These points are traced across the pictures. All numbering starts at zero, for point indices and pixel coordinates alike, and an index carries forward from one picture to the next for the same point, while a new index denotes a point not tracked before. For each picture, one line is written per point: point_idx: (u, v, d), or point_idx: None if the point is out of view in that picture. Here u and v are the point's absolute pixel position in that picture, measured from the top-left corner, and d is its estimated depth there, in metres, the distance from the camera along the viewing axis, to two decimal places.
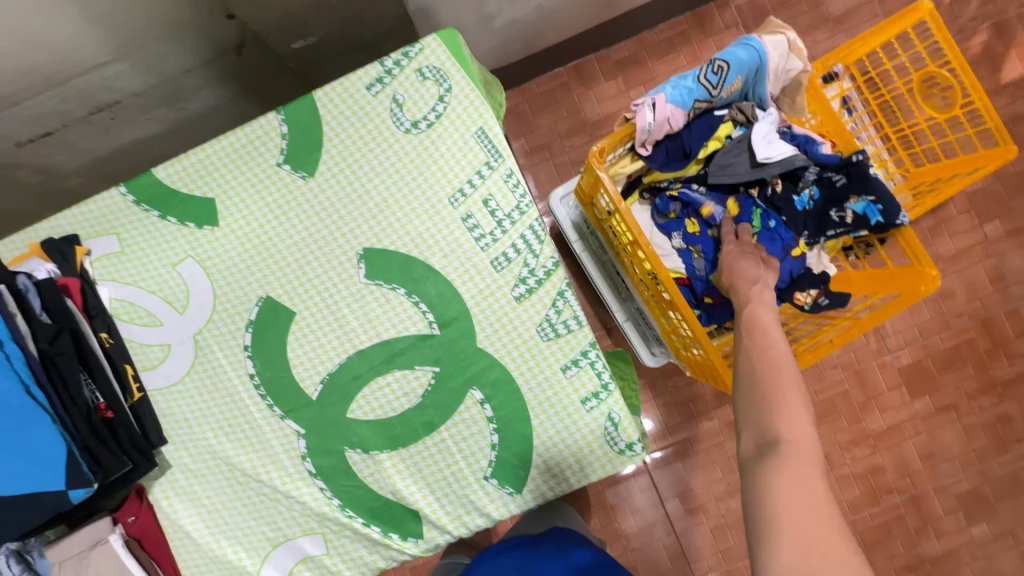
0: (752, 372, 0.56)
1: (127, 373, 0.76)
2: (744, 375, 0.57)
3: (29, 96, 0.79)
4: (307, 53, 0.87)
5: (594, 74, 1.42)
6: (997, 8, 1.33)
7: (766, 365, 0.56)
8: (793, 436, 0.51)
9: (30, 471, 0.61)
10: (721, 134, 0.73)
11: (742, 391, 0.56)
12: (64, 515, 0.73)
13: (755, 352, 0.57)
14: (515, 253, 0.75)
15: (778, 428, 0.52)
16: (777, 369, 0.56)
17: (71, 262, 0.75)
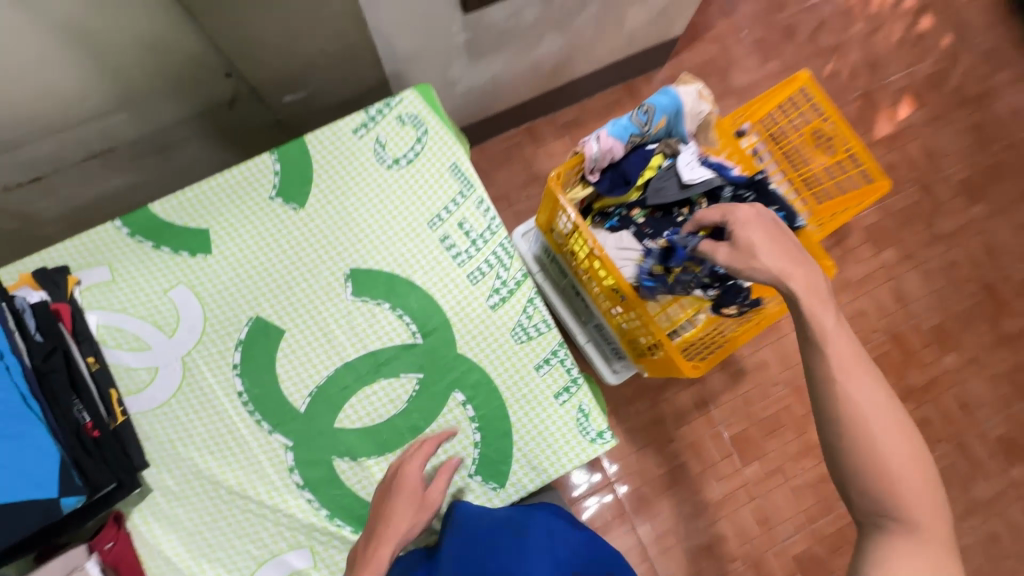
0: (881, 446, 0.58)
1: (111, 398, 0.77)
2: (872, 448, 0.58)
3: (29, 142, 0.84)
4: (296, 107, 0.98)
5: (543, 135, 1.62)
6: (863, 80, 1.64)
7: (897, 453, 0.58)
8: (922, 521, 0.57)
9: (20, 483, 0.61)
10: (655, 164, 0.88)
11: (874, 477, 0.58)
12: (35, 544, 0.71)
13: (873, 417, 0.59)
14: (488, 267, 0.85)
15: (897, 504, 0.57)
16: (894, 442, 0.58)
17: (61, 288, 0.78)
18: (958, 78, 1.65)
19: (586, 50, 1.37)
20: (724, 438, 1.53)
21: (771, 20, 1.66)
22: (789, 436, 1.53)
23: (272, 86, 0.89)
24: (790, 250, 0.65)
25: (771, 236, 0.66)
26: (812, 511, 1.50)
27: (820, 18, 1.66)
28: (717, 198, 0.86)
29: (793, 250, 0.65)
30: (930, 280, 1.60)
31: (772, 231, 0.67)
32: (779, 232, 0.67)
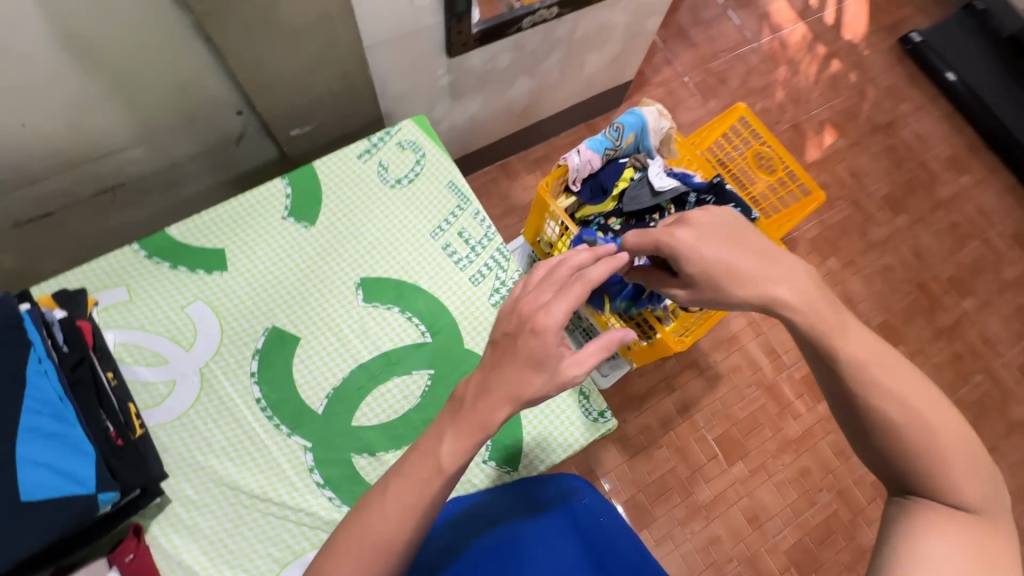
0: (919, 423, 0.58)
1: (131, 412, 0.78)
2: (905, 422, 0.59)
3: (48, 177, 0.89)
4: (300, 141, 1.07)
5: (517, 170, 1.76)
6: (791, 113, 1.89)
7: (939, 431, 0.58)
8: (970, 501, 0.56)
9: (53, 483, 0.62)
10: (627, 175, 1.00)
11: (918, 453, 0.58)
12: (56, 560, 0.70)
13: (911, 394, 0.59)
14: (488, 270, 0.93)
15: (944, 485, 0.57)
16: (940, 421, 0.59)
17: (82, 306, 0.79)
18: (869, 109, 1.92)
19: (552, 92, 1.53)
20: (708, 440, 1.60)
21: (707, 66, 1.90)
22: (767, 434, 1.62)
23: (280, 120, 0.98)
24: (749, 255, 0.68)
25: (721, 248, 0.69)
26: (797, 505, 1.58)
27: (748, 63, 1.91)
28: (684, 203, 0.97)
29: (747, 260, 0.68)
30: (869, 283, 1.75)
31: (717, 243, 0.70)
32: (727, 237, 0.70)
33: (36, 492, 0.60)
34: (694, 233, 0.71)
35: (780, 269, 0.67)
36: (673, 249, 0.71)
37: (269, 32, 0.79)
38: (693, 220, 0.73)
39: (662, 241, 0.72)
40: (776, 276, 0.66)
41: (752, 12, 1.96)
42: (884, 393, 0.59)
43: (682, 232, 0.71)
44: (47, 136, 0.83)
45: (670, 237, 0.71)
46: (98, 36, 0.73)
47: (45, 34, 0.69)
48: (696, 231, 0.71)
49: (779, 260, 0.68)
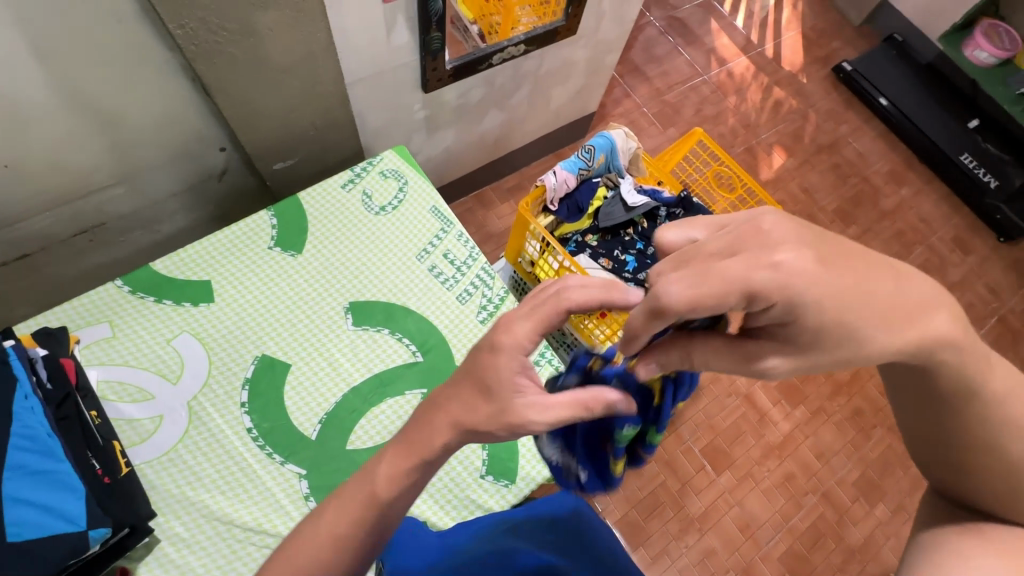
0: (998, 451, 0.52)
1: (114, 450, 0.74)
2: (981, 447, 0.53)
3: (28, 218, 0.89)
4: (283, 175, 1.09)
5: (491, 200, 1.82)
6: (743, 138, 2.02)
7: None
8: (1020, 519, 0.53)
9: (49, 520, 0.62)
10: (600, 195, 1.07)
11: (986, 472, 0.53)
12: None
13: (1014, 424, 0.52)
14: (474, 288, 0.96)
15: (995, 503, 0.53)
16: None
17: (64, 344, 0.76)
18: (812, 131, 2.08)
19: (521, 125, 1.61)
20: (694, 452, 1.63)
21: (663, 98, 2.03)
22: (751, 441, 1.66)
23: (264, 155, 1.01)
24: (869, 279, 0.41)
25: (839, 261, 0.40)
26: (786, 510, 1.60)
27: (700, 94, 2.06)
28: (656, 216, 1.06)
29: (876, 285, 0.42)
30: None
31: (837, 255, 0.40)
32: (836, 252, 0.41)
33: (22, 534, 0.60)
34: (813, 258, 0.39)
35: (907, 280, 0.44)
36: (787, 306, 0.39)
37: (255, 69, 0.83)
38: (749, 245, 0.39)
39: (758, 287, 0.38)
40: (907, 295, 0.44)
41: (700, 48, 2.12)
42: (985, 414, 0.51)
43: (789, 255, 0.39)
44: (31, 176, 0.83)
45: (779, 273, 0.38)
46: (88, 78, 0.76)
47: (36, 75, 0.71)
48: (813, 252, 0.39)
49: (903, 269, 0.44)
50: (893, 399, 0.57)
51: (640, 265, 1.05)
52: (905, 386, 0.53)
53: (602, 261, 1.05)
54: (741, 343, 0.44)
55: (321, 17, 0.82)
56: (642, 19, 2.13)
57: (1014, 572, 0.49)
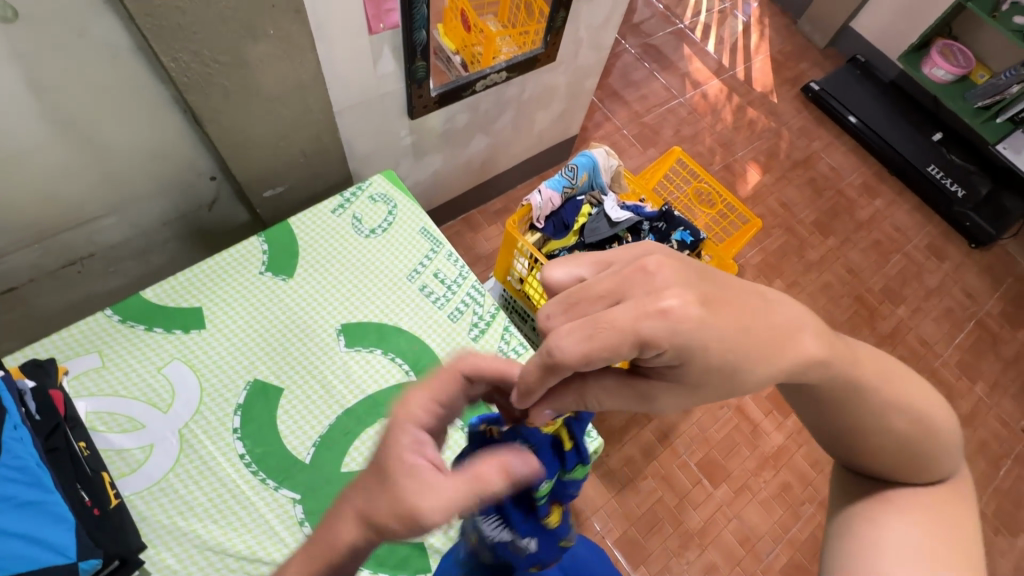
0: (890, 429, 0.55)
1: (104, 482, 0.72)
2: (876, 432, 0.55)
3: (17, 250, 0.89)
4: (273, 202, 1.11)
5: (479, 223, 1.85)
6: (721, 156, 2.09)
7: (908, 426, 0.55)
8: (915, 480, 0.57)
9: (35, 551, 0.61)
10: (584, 213, 1.10)
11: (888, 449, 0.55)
12: None
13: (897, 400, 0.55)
14: (465, 306, 0.98)
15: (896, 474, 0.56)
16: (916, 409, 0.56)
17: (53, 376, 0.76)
18: (786, 148, 2.16)
19: (506, 149, 1.65)
20: (690, 466, 1.63)
21: (642, 120, 2.10)
22: (745, 453, 1.67)
23: (254, 183, 1.02)
24: (749, 313, 0.42)
25: (721, 294, 0.41)
26: (784, 521, 1.60)
27: (677, 115, 2.13)
28: (640, 231, 1.09)
29: (765, 323, 0.42)
30: (815, 299, 1.90)
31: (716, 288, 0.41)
32: (711, 283, 0.41)
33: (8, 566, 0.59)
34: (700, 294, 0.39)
35: (776, 304, 0.45)
36: (676, 352, 0.39)
37: (245, 99, 0.85)
38: (635, 288, 0.39)
39: (648, 336, 0.37)
40: (793, 314, 0.45)
41: (674, 72, 2.21)
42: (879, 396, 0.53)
43: (675, 301, 0.38)
44: (23, 208, 0.84)
45: (667, 321, 0.38)
46: (81, 112, 0.77)
47: (30, 110, 0.73)
48: (696, 294, 0.39)
49: (769, 292, 0.45)
50: (794, 406, 0.56)
51: None
52: (803, 394, 0.52)
53: None
54: (636, 385, 0.42)
55: (309, 48, 0.85)
56: (619, 47, 2.22)
57: (922, 534, 0.52)
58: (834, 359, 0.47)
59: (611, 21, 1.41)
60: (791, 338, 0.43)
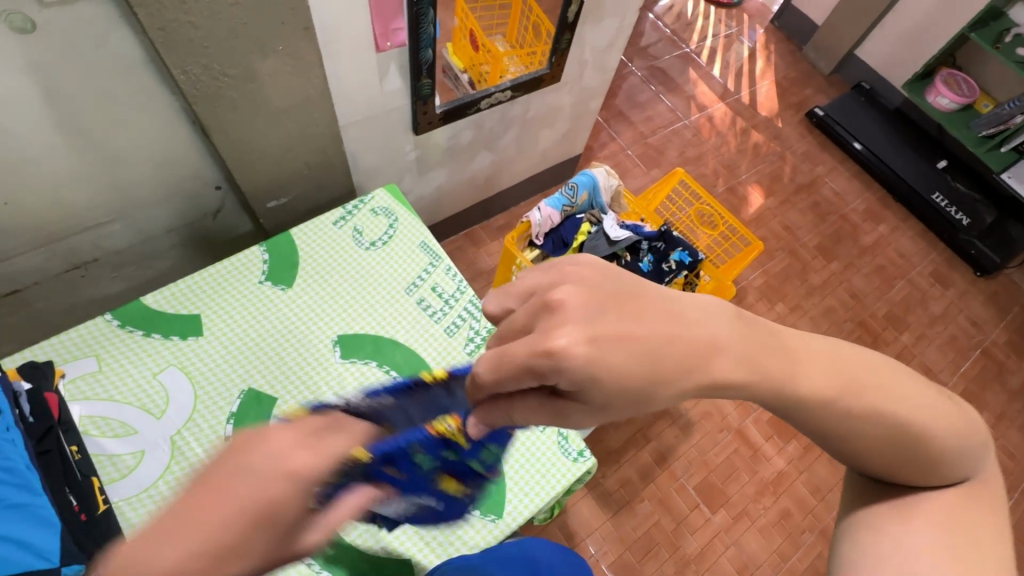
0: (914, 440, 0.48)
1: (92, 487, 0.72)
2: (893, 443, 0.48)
3: (22, 253, 0.90)
4: (277, 213, 1.13)
5: (482, 238, 1.86)
6: (724, 178, 2.10)
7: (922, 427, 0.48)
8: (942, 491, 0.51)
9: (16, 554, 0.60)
10: (583, 230, 1.10)
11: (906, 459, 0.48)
12: None
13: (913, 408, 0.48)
14: (462, 320, 0.98)
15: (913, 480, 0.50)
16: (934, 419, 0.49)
17: (49, 377, 0.76)
18: (790, 172, 2.16)
19: (509, 166, 1.67)
20: (688, 489, 1.60)
21: (646, 141, 2.12)
22: (744, 478, 1.64)
23: (259, 193, 1.04)
24: (664, 341, 0.37)
25: (632, 324, 0.37)
26: (783, 549, 1.57)
27: (682, 137, 2.15)
28: (639, 250, 1.09)
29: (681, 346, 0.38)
30: (817, 323, 1.88)
31: (625, 317, 0.37)
32: (618, 313, 0.37)
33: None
34: (593, 325, 0.36)
35: (695, 320, 0.40)
36: (574, 384, 0.35)
37: (252, 111, 0.87)
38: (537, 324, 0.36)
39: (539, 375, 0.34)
40: (714, 335, 0.40)
41: (680, 95, 2.24)
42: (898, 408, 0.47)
43: (567, 338, 0.34)
44: (32, 213, 0.85)
45: (556, 361, 0.34)
46: (92, 120, 0.79)
47: (44, 118, 0.75)
48: (590, 328, 0.35)
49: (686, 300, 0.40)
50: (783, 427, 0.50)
51: None
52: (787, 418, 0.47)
53: None
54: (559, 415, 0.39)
55: (316, 64, 0.87)
56: (625, 69, 2.25)
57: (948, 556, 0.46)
58: (758, 379, 0.42)
59: (615, 44, 1.43)
60: (694, 361, 0.39)
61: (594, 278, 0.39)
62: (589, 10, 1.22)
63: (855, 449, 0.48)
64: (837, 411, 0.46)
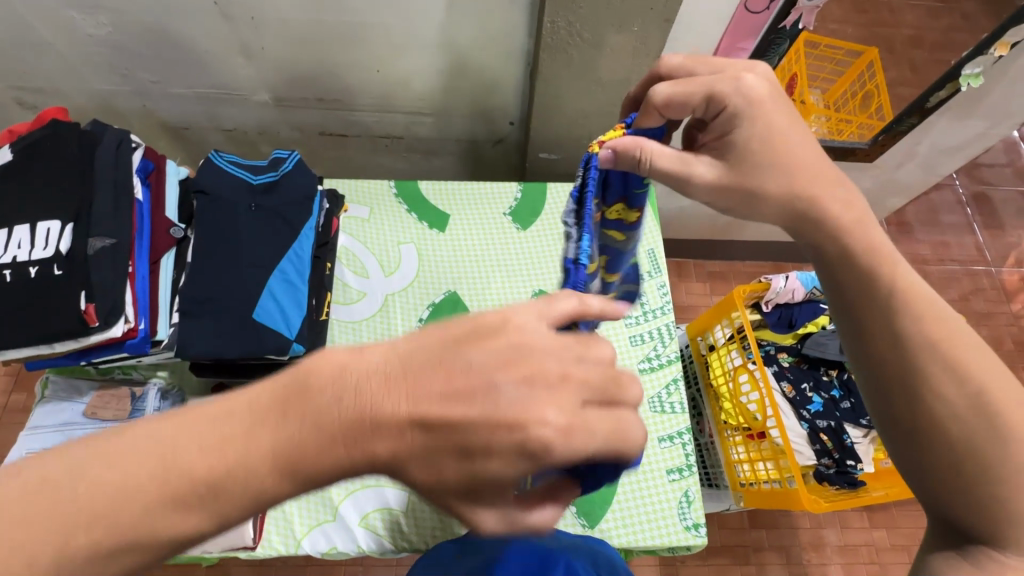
0: None
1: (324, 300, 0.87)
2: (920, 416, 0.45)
3: (362, 109, 1.11)
4: (543, 165, 1.18)
5: (689, 272, 1.65)
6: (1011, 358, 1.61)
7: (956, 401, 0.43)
8: None
9: (280, 312, 0.78)
10: (819, 322, 1.02)
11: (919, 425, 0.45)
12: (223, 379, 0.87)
13: None
14: (649, 338, 0.97)
15: None
16: None
17: (336, 201, 0.93)
18: None
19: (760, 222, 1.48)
20: None
21: (925, 267, 1.68)
22: None
23: (537, 141, 1.10)
24: (801, 161, 0.52)
25: (759, 189, 0.52)
26: None
27: (977, 283, 1.68)
28: None
29: (807, 169, 0.52)
30: None
31: (767, 156, 0.52)
32: (777, 160, 0.52)
33: (264, 319, 0.77)
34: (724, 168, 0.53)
35: (830, 183, 0.52)
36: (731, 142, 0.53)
37: (579, 72, 0.92)
38: (724, 79, 0.52)
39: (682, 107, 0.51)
40: (834, 207, 0.51)
41: (1004, 238, 1.75)
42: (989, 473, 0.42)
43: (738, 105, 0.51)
44: (385, 83, 1.04)
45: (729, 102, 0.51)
46: (462, 32, 0.93)
47: (435, 19, 0.90)
48: (738, 111, 0.51)
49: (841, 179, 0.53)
50: (884, 405, 0.47)
51: (824, 411, 0.97)
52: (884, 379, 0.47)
53: (784, 384, 0.99)
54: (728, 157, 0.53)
55: (655, 54, 0.89)
56: (946, 179, 1.83)
57: None
58: (850, 236, 0.49)
59: (964, 148, 1.21)
60: (806, 185, 0.51)
61: (762, 93, 0.52)
62: (958, 103, 1.06)
63: (902, 411, 0.46)
64: (914, 347, 0.45)
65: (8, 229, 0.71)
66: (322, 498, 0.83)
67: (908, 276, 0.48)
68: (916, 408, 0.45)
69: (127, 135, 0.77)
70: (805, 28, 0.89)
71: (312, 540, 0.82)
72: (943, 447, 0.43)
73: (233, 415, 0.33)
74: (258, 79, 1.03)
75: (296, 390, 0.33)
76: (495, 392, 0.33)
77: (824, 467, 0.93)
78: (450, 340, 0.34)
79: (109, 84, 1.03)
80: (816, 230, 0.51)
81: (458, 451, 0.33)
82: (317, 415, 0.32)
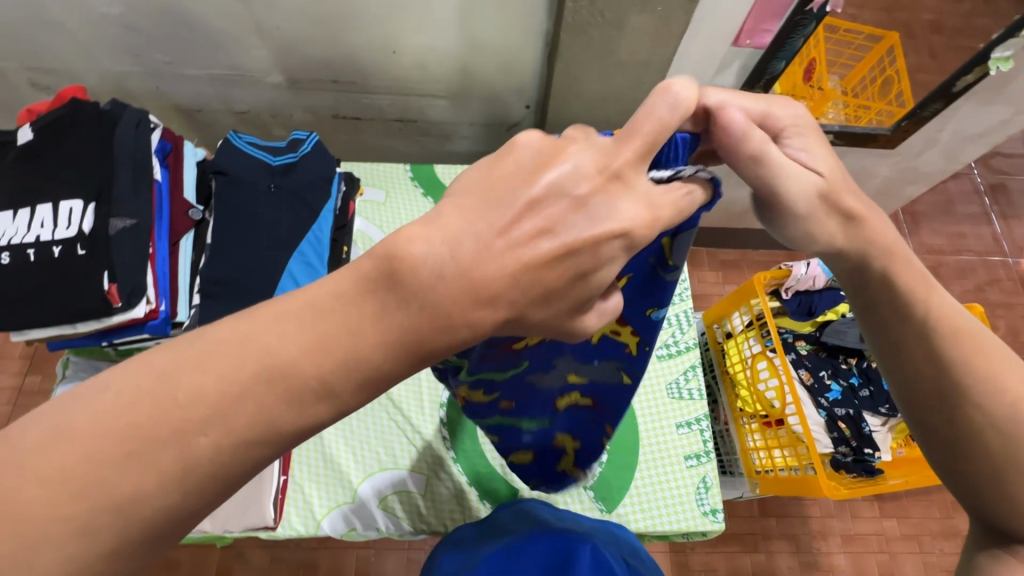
0: None
1: None
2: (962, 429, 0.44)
3: (377, 92, 1.10)
4: None
5: (701, 261, 1.64)
6: None
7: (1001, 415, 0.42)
8: None
9: None
10: (838, 310, 1.01)
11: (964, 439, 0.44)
12: None
13: None
14: (668, 324, 0.96)
15: None
16: None
17: (353, 183, 0.92)
18: None
19: None
20: None
21: (941, 257, 1.66)
22: None
23: (553, 125, 1.08)
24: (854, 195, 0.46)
25: (816, 229, 0.45)
26: None
27: (993, 273, 1.66)
28: None
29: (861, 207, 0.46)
30: None
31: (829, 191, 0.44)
32: (837, 195, 0.45)
33: None
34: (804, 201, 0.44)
35: (870, 211, 0.46)
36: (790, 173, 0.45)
37: (598, 54, 0.90)
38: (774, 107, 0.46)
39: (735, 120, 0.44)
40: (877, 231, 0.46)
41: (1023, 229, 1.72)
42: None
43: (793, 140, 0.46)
44: (401, 65, 1.03)
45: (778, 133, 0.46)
46: (480, 13, 0.91)
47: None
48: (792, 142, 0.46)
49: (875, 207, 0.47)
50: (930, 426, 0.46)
51: (843, 399, 0.96)
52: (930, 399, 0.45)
53: (802, 372, 0.98)
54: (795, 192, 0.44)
55: (677, 36, 0.87)
56: (963, 169, 1.80)
57: None
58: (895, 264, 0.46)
59: (987, 135, 1.19)
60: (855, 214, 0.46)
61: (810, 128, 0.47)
62: (984, 88, 1.04)
63: (944, 429, 0.45)
64: (955, 366, 0.44)
65: (29, 208, 0.71)
66: (340, 480, 0.84)
67: (940, 298, 0.46)
68: (957, 424, 0.44)
69: (145, 115, 0.76)
70: (831, 9, 0.87)
71: (331, 521, 0.82)
72: (983, 463, 0.43)
73: (323, 309, 0.31)
74: (273, 60, 1.02)
75: (341, 343, 0.31)
76: (584, 198, 0.33)
77: (841, 455, 0.92)
78: (494, 169, 0.34)
79: (123, 64, 1.02)
80: (869, 254, 0.46)
81: (575, 286, 0.33)
82: (382, 294, 0.30)
